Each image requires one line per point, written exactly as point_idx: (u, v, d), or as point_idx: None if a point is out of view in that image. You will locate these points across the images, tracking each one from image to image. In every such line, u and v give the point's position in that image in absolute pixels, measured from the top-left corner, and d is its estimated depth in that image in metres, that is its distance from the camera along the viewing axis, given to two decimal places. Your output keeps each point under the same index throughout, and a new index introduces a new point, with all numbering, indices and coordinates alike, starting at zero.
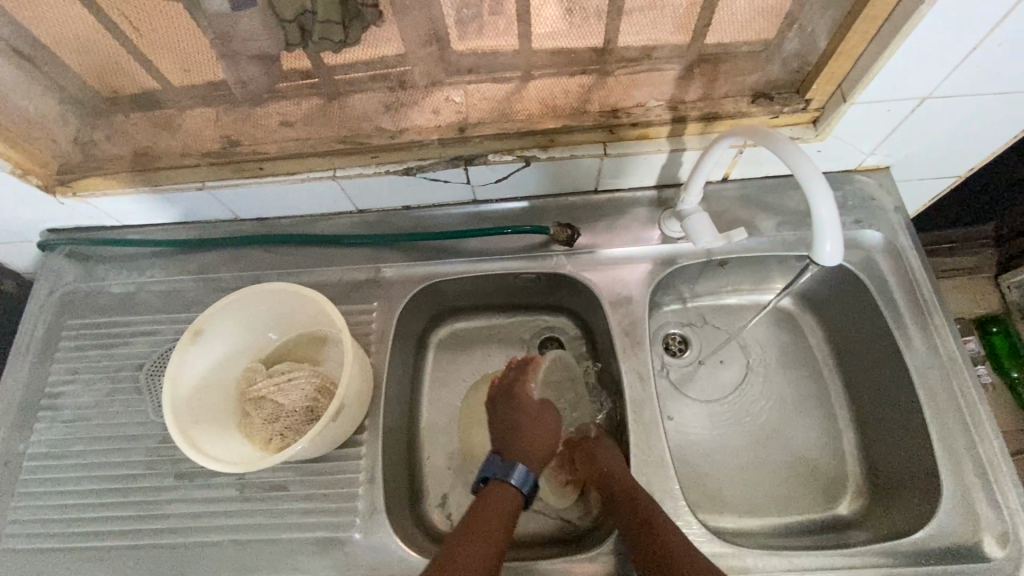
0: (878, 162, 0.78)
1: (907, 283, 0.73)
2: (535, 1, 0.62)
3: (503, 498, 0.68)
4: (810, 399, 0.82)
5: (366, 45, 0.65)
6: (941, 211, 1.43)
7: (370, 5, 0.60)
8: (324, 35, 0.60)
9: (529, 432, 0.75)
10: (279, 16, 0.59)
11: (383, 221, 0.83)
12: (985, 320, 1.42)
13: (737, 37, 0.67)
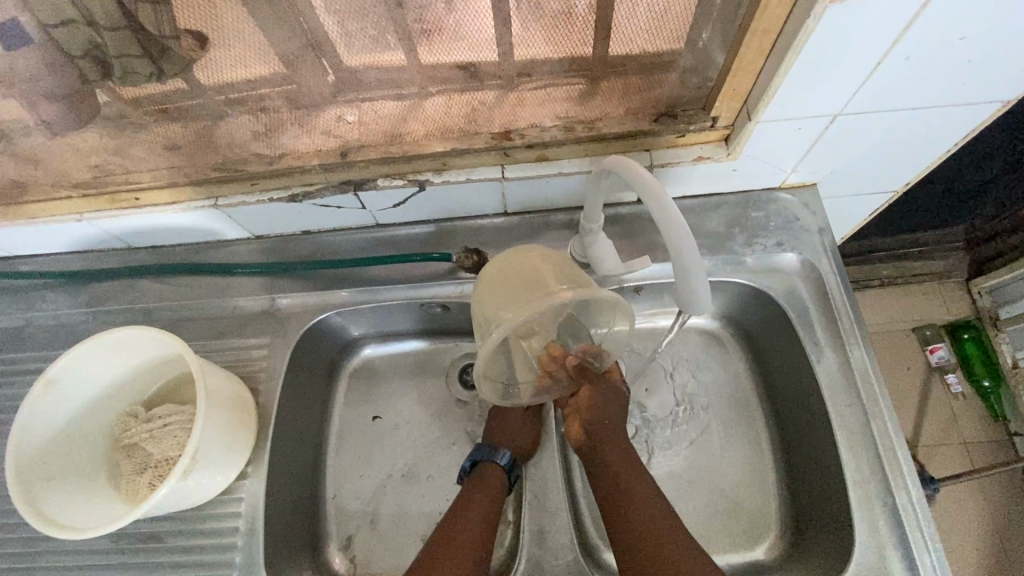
0: (803, 181, 0.72)
1: (828, 312, 0.69)
2: (401, 18, 0.57)
3: (492, 487, 0.69)
4: (736, 431, 0.77)
5: (226, 69, 0.60)
6: (908, 215, 1.37)
7: (172, 37, 0.55)
8: (126, 70, 0.57)
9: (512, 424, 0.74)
10: (69, 53, 0.56)
11: (282, 248, 0.78)
12: (957, 327, 1.41)
13: (620, 52, 0.61)
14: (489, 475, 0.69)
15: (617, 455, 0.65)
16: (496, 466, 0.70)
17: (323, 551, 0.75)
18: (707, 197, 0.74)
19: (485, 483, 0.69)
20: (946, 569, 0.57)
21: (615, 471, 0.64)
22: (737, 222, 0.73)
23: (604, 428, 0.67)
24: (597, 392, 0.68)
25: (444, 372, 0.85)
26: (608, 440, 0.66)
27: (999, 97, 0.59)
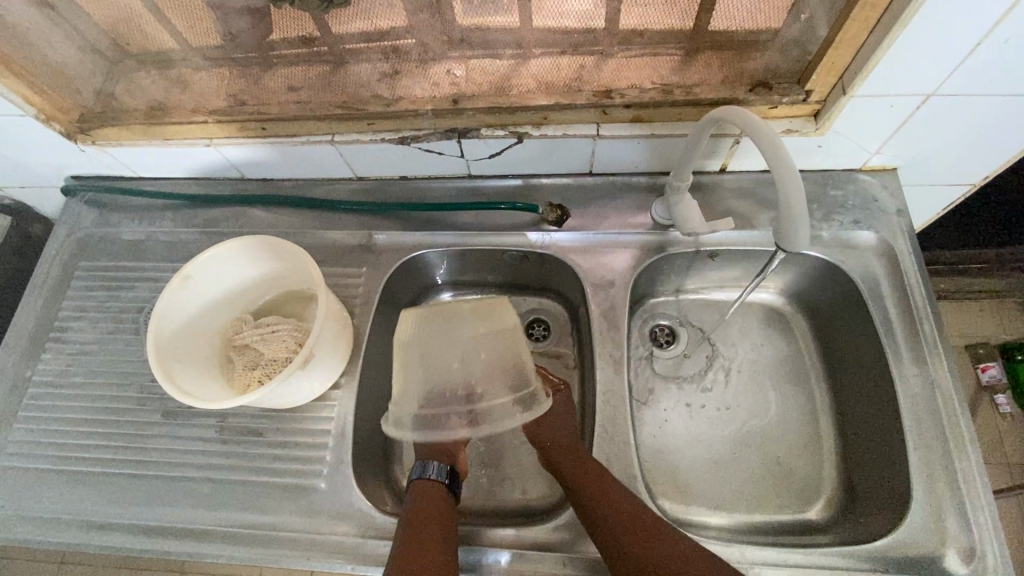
0: (885, 163, 0.75)
1: (899, 289, 0.71)
2: None
3: (437, 498, 0.65)
4: (794, 400, 0.80)
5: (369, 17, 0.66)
6: (970, 229, 1.37)
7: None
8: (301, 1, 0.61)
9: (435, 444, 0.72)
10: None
11: (381, 190, 0.85)
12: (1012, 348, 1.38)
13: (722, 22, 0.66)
14: (427, 493, 0.65)
15: (577, 460, 0.66)
16: (432, 480, 0.67)
17: (392, 471, 0.81)
18: None
19: (428, 499, 0.64)
20: (1002, 535, 0.59)
21: (580, 477, 0.64)
22: (816, 199, 0.76)
23: (552, 441, 0.70)
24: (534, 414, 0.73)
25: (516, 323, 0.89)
26: (554, 448, 0.69)
27: None
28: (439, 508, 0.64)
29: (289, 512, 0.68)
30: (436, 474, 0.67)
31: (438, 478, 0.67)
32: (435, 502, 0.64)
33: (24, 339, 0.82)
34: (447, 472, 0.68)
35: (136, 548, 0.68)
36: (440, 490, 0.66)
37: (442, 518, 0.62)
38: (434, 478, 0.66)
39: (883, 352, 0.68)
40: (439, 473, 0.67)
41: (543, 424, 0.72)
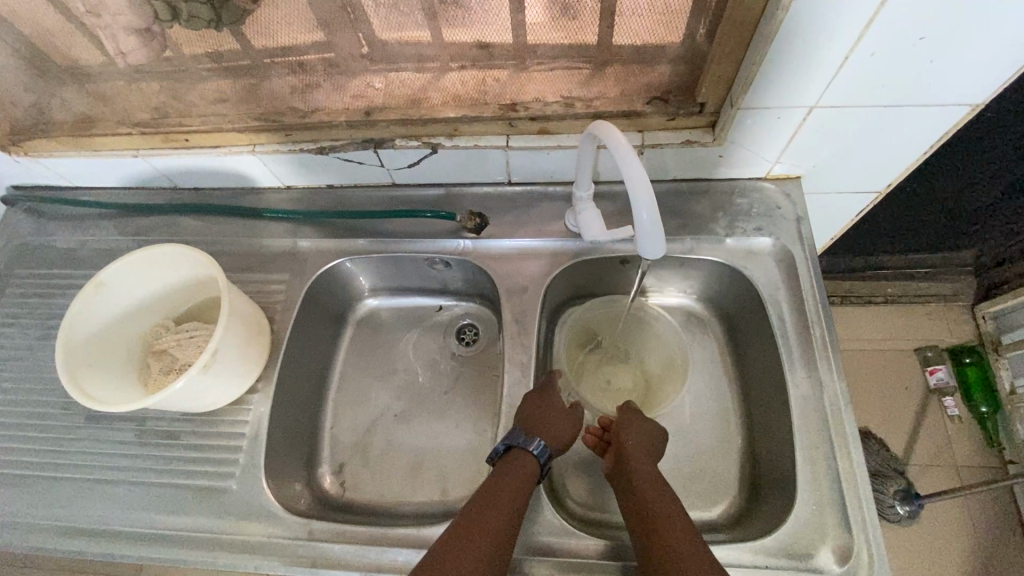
0: (788, 172, 0.77)
1: (797, 293, 0.74)
2: None
3: (527, 473, 0.66)
4: (707, 404, 0.82)
5: (277, 34, 0.68)
6: (914, 235, 1.39)
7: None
8: (191, 12, 0.65)
9: (543, 418, 0.70)
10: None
11: (308, 199, 0.87)
12: (957, 351, 1.44)
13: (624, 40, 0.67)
14: (522, 464, 0.66)
15: (649, 475, 0.66)
16: (529, 454, 0.67)
17: (315, 473, 0.82)
18: (695, 182, 0.81)
19: (518, 468, 0.66)
20: (879, 532, 0.61)
21: (645, 493, 0.64)
22: (722, 207, 0.79)
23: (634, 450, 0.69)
24: (628, 423, 0.72)
25: (443, 326, 0.94)
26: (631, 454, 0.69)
27: (968, 99, 0.63)
28: (521, 485, 0.65)
29: (200, 514, 0.69)
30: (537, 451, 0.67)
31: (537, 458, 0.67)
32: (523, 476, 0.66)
33: None
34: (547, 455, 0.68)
35: (52, 549, 0.70)
36: (533, 468, 0.67)
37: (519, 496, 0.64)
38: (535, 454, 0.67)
39: (778, 354, 0.71)
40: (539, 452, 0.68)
41: (636, 435, 0.71)
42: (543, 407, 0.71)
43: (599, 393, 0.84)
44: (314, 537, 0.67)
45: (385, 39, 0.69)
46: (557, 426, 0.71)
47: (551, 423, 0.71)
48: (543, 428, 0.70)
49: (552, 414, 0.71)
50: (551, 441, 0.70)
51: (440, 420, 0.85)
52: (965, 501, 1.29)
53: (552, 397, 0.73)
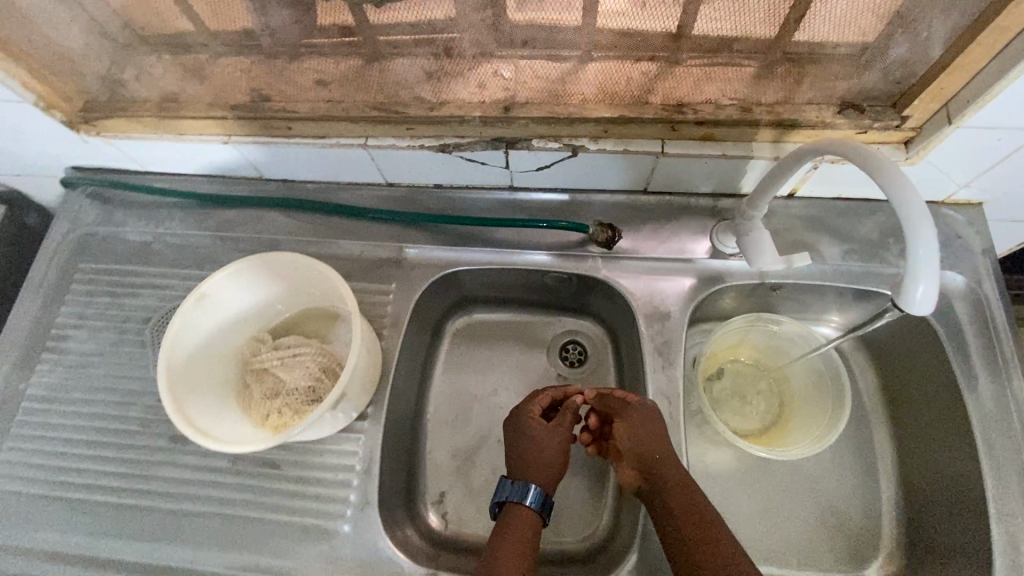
0: (972, 198, 0.68)
1: (988, 339, 0.65)
2: None
3: (526, 524, 0.62)
4: (855, 450, 0.74)
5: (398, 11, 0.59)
6: None
7: None
8: None
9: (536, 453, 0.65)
10: None
11: (412, 199, 0.77)
12: None
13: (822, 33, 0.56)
14: (519, 516, 0.62)
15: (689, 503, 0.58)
16: (524, 506, 0.63)
17: (416, 504, 0.75)
18: (861, 203, 0.71)
19: (512, 521, 0.62)
20: None
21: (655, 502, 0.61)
22: (893, 232, 0.70)
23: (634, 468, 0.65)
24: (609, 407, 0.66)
25: (547, 344, 0.85)
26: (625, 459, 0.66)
27: None
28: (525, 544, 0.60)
29: (312, 560, 0.61)
30: (530, 500, 0.63)
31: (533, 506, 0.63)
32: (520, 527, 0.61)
33: (18, 346, 0.75)
34: (542, 499, 0.64)
35: None
36: (529, 516, 0.62)
37: (523, 549, 0.59)
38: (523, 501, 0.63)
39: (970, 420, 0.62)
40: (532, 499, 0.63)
41: (636, 442, 0.62)
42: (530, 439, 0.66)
43: (753, 418, 0.76)
44: None
45: (513, 23, 0.59)
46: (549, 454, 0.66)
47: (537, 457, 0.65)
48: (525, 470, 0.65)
49: (538, 446, 0.66)
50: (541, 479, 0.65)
51: None
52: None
53: (533, 423, 0.67)
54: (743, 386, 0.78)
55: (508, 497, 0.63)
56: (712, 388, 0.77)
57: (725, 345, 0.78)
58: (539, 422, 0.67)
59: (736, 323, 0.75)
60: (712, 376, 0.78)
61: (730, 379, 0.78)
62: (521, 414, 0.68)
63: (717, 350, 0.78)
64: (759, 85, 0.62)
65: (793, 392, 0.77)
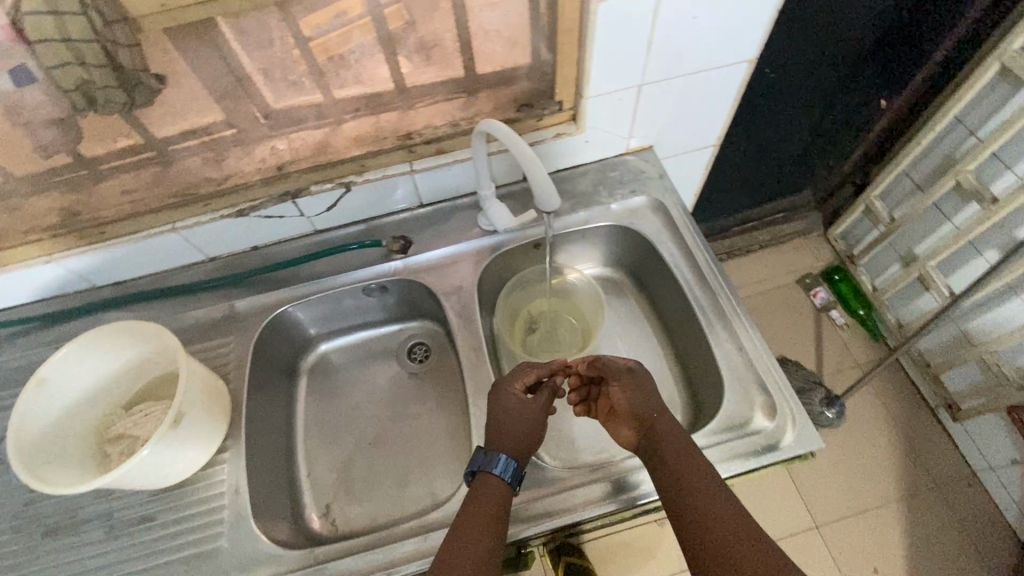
0: (642, 144, 0.97)
1: (676, 231, 0.91)
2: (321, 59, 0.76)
3: (496, 494, 0.66)
4: (638, 345, 0.95)
5: (167, 125, 0.76)
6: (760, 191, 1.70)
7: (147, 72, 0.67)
8: (108, 99, 0.65)
9: (513, 425, 0.72)
10: (60, 90, 0.64)
11: (235, 264, 0.91)
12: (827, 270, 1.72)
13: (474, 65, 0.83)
14: (488, 485, 0.66)
15: (681, 454, 0.65)
16: (493, 475, 0.67)
17: (302, 518, 0.83)
18: (574, 169, 0.97)
19: (485, 490, 0.66)
20: (787, 383, 0.76)
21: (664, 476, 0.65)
22: (600, 182, 0.96)
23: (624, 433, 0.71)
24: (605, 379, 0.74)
25: (395, 352, 1.00)
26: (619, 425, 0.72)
27: (743, 55, 0.85)
28: (492, 510, 0.64)
29: None
30: (499, 468, 0.67)
31: (503, 476, 0.67)
32: (491, 498, 0.65)
33: None
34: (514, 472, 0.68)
35: None
36: (502, 489, 0.66)
37: (489, 518, 0.63)
38: (496, 472, 0.67)
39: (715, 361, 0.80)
40: (504, 468, 0.67)
41: (632, 403, 0.71)
42: (512, 409, 0.73)
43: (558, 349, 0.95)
44: (319, 561, 0.68)
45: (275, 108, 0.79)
46: (526, 428, 0.72)
47: (511, 427, 0.71)
48: (500, 440, 0.70)
49: (513, 418, 0.72)
50: (513, 450, 0.70)
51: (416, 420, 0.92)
52: (862, 394, 1.59)
53: (517, 397, 0.74)
54: (544, 330, 0.98)
55: (480, 465, 0.68)
56: (523, 338, 0.96)
57: (520, 303, 0.98)
58: (521, 397, 0.74)
59: (523, 275, 0.96)
60: (520, 330, 0.97)
61: (533, 328, 0.98)
62: (503, 390, 0.74)
63: (517, 309, 0.98)
64: (455, 109, 0.87)
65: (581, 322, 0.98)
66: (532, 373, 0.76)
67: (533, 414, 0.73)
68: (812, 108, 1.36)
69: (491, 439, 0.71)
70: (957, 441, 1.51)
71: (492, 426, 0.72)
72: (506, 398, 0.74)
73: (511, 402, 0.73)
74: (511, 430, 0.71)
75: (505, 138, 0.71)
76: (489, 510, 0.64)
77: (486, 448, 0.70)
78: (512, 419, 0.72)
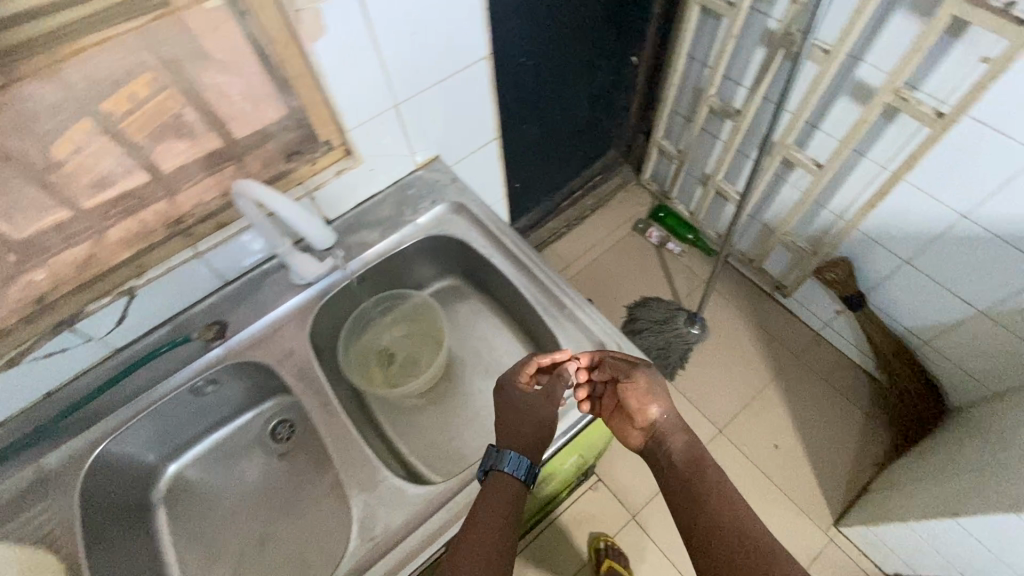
0: (427, 157, 1.01)
1: (482, 224, 0.97)
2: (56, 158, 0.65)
3: (511, 489, 0.68)
4: (487, 339, 1.00)
5: None
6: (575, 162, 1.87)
7: None
8: None
9: (520, 418, 0.76)
10: None
11: (29, 420, 0.80)
12: (653, 211, 1.93)
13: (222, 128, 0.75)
14: (500, 482, 0.69)
15: (694, 461, 0.74)
16: (504, 472, 0.69)
17: None
18: (372, 198, 0.99)
19: (499, 489, 0.68)
20: (609, 325, 0.84)
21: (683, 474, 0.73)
22: (401, 204, 0.99)
23: (636, 433, 0.80)
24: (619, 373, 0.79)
25: (256, 440, 0.94)
26: (631, 423, 0.80)
27: (479, 55, 0.92)
28: (507, 506, 0.67)
29: None
30: (512, 467, 0.69)
31: (518, 474, 0.69)
32: (503, 492, 0.68)
33: None
34: (528, 467, 0.70)
35: None
36: (515, 486, 0.69)
37: (502, 514, 0.66)
38: (509, 470, 0.69)
39: (559, 343, 0.84)
40: (518, 466, 0.69)
41: (643, 403, 0.78)
42: (515, 406, 0.76)
43: (418, 368, 0.97)
44: None
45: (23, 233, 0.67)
46: (537, 424, 0.76)
47: (518, 421, 0.75)
48: (508, 433, 0.74)
49: (520, 414, 0.76)
50: (519, 443, 0.73)
51: (299, 498, 0.88)
52: (714, 304, 1.80)
53: (526, 391, 0.79)
54: (400, 352, 0.99)
55: (492, 462, 0.70)
56: (381, 370, 0.97)
57: (366, 340, 0.98)
58: (529, 390, 0.79)
59: (364, 308, 0.96)
60: (375, 364, 0.97)
61: (388, 355, 0.99)
62: (507, 384, 0.79)
63: (365, 345, 0.97)
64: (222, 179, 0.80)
65: (431, 332, 0.99)
66: (539, 362, 0.79)
67: (547, 409, 0.77)
68: (579, 81, 1.52)
69: (499, 434, 0.74)
70: (795, 312, 1.75)
71: (496, 421, 0.76)
72: (512, 400, 0.77)
73: (516, 398, 0.77)
74: (526, 419, 0.76)
75: (274, 201, 0.74)
76: (505, 505, 0.67)
77: (497, 445, 0.71)
78: (519, 415, 0.76)
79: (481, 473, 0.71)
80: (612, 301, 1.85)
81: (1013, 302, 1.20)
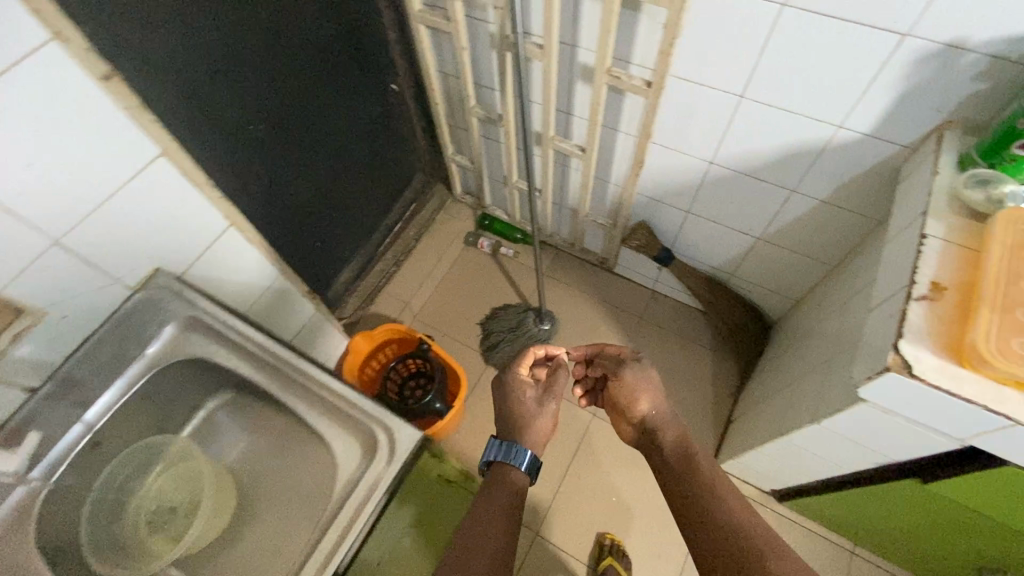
0: (140, 277, 0.94)
1: (217, 328, 0.99)
2: None
3: (511, 486, 0.88)
4: (273, 437, 1.10)
5: None
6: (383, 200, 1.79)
7: None
8: None
9: (517, 409, 1.00)
10: None
11: None
12: (480, 220, 1.91)
13: None
14: (504, 475, 0.90)
15: (683, 459, 0.94)
16: (509, 467, 0.91)
17: None
18: (85, 342, 0.91)
19: (502, 483, 0.89)
20: (359, 398, 0.97)
21: (670, 458, 0.95)
22: (122, 338, 0.93)
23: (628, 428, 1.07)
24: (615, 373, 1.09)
25: None
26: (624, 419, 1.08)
27: (147, 156, 0.85)
28: (507, 498, 0.86)
29: None
30: (521, 462, 0.91)
31: (521, 466, 0.91)
32: (502, 491, 0.87)
33: None
34: (528, 461, 0.92)
35: None
36: (517, 480, 0.90)
37: (500, 511, 0.83)
38: (512, 463, 0.90)
39: None
40: (521, 462, 0.91)
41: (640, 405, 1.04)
42: (512, 396, 1.03)
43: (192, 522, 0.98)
44: None
45: None
46: (541, 419, 1.00)
47: (520, 412, 1.00)
48: (516, 428, 0.98)
49: (523, 415, 0.99)
50: (529, 433, 0.97)
51: None
52: (559, 295, 1.84)
53: (521, 381, 1.05)
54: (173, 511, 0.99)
55: (500, 455, 0.92)
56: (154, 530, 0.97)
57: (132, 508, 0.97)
58: (528, 395, 1.03)
59: (112, 471, 0.96)
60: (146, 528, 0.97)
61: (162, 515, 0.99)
62: (511, 372, 1.06)
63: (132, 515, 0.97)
64: None
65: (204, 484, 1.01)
66: (535, 355, 1.08)
67: (544, 417, 1.00)
68: (339, 128, 1.44)
69: (501, 411, 1.03)
70: (630, 277, 1.83)
71: (500, 420, 1.02)
72: (522, 402, 1.01)
73: (518, 389, 1.04)
74: (521, 423, 0.98)
75: None
76: (504, 498, 0.86)
77: (499, 444, 0.94)
78: (521, 406, 1.01)
79: (484, 467, 0.93)
80: (466, 323, 1.81)
81: (772, 227, 1.32)
